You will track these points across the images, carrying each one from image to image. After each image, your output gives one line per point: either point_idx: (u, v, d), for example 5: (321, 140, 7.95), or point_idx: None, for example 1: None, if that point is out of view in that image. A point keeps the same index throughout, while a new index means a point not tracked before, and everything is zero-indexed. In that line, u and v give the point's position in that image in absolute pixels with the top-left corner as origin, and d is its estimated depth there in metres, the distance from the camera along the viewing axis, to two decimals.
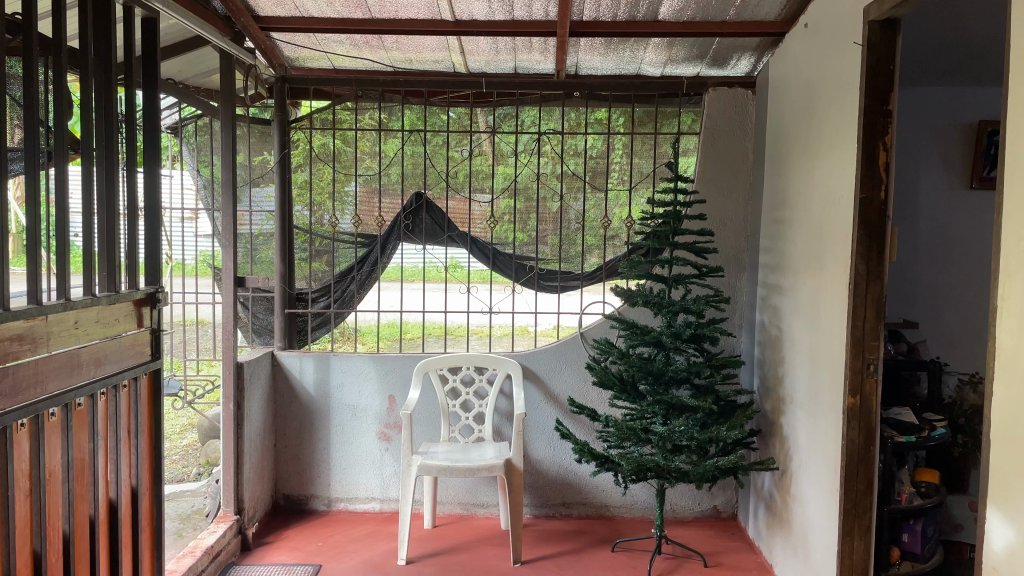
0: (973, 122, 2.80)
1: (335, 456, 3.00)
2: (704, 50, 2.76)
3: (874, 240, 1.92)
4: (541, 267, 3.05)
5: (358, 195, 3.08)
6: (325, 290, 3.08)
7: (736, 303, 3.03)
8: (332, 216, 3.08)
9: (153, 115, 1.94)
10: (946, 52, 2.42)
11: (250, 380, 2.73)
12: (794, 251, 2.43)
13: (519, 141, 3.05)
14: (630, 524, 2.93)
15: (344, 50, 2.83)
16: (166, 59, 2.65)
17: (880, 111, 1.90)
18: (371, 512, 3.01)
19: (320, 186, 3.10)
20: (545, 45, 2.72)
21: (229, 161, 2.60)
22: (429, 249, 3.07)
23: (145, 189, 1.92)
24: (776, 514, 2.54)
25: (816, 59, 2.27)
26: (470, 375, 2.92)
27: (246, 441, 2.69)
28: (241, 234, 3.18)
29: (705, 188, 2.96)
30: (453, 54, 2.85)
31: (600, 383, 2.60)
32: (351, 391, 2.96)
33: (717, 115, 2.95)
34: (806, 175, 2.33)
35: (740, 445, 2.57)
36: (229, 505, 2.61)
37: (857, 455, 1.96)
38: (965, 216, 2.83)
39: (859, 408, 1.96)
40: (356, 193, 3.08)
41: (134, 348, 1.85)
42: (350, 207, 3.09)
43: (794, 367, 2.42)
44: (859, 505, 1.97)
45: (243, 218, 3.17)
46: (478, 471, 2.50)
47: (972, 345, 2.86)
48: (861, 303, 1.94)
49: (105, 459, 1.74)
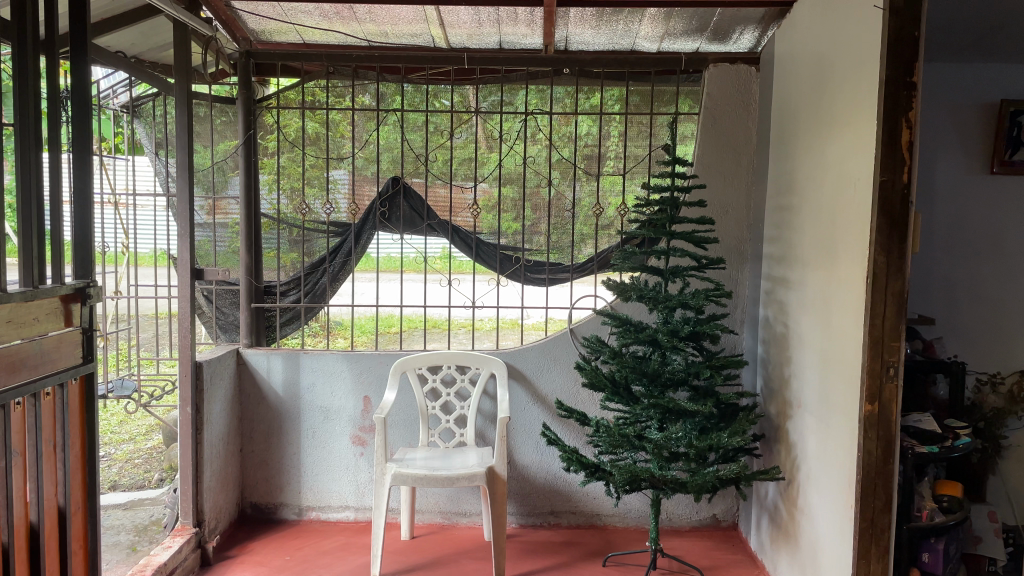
0: (995, 102, 2.59)
1: (306, 462, 2.79)
2: (705, 22, 2.51)
3: (895, 229, 1.71)
4: (529, 258, 2.84)
5: (351, 184, 2.85)
6: (295, 283, 2.88)
7: (737, 297, 2.82)
8: (321, 205, 2.85)
9: (83, 91, 1.71)
10: (971, 21, 2.21)
11: (210, 381, 2.51)
12: (802, 242, 2.22)
13: (505, 123, 2.83)
14: (623, 535, 2.73)
15: (314, 22, 2.59)
16: (113, 32, 2.41)
17: (904, 83, 1.67)
18: (345, 522, 2.80)
19: (292, 176, 2.87)
20: (532, 16, 2.48)
21: (187, 143, 2.36)
22: (408, 239, 2.85)
23: (72, 173, 1.69)
24: (781, 527, 2.34)
25: (829, 29, 2.05)
26: (451, 375, 2.70)
27: (206, 447, 2.48)
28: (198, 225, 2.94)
29: (705, 173, 2.74)
30: (432, 27, 2.60)
31: (590, 385, 2.38)
32: (323, 391, 2.75)
33: (717, 93, 2.73)
34: (818, 158, 2.11)
35: (743, 451, 2.37)
36: (187, 517, 2.41)
37: (875, 468, 1.76)
38: (984, 202, 2.62)
39: (878, 416, 1.76)
40: (344, 180, 2.85)
41: (60, 351, 1.63)
42: (344, 199, 2.85)
43: (801, 368, 2.21)
44: (877, 524, 1.77)
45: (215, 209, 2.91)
46: (457, 481, 2.28)
47: (991, 343, 2.66)
48: (881, 299, 1.73)
49: (21, 477, 1.53)
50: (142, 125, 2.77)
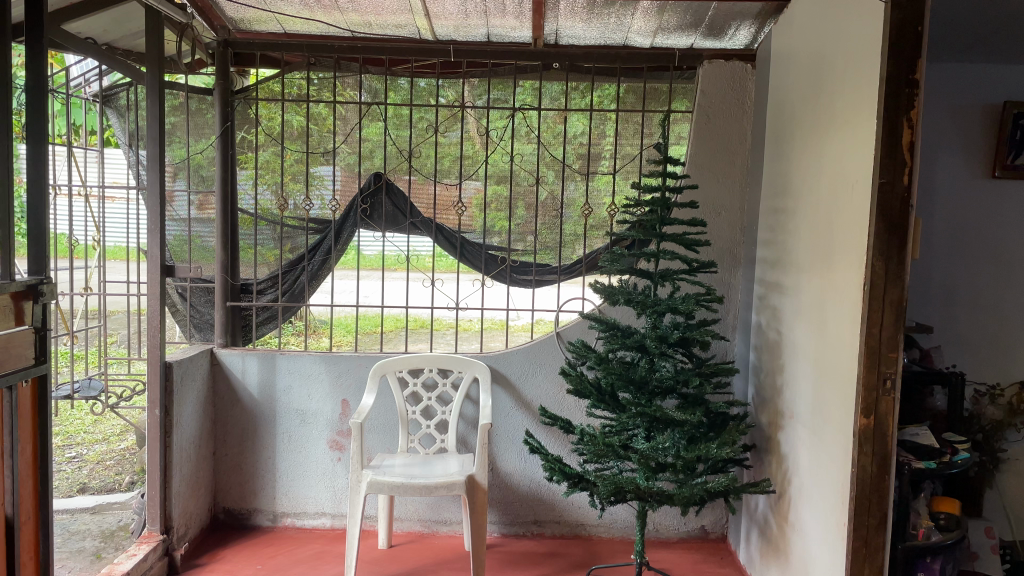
0: (998, 104, 2.51)
1: (281, 467, 2.69)
2: (700, 17, 2.41)
3: (894, 234, 1.62)
4: (514, 259, 2.75)
5: (336, 180, 2.76)
6: (272, 282, 2.79)
7: (729, 302, 2.74)
8: (303, 200, 2.77)
9: (38, 77, 1.60)
10: (977, 20, 2.12)
11: (181, 382, 2.41)
12: (797, 246, 2.13)
13: (493, 117, 2.73)
14: (608, 546, 2.64)
15: (295, 11, 2.48)
16: (84, 17, 2.31)
17: (906, 80, 1.58)
18: (321, 529, 2.71)
19: (286, 169, 2.78)
20: (519, 7, 2.38)
21: (158, 133, 2.26)
22: (389, 237, 2.76)
23: (26, 164, 1.59)
24: (771, 542, 2.25)
25: (829, 24, 1.96)
26: (433, 379, 2.61)
27: (175, 450, 2.38)
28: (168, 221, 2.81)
29: (697, 173, 2.66)
30: (417, 18, 2.50)
31: (575, 392, 2.29)
32: (299, 394, 2.66)
33: (711, 91, 2.65)
34: (815, 159, 2.02)
35: (732, 462, 2.28)
36: (154, 524, 2.31)
37: (870, 485, 1.67)
38: (985, 208, 2.54)
39: (873, 430, 1.66)
40: (330, 176, 2.76)
41: (10, 351, 1.54)
42: (329, 195, 2.77)
43: (794, 377, 2.12)
44: (870, 544, 1.68)
45: (205, 205, 2.81)
46: (435, 490, 2.19)
47: (989, 353, 2.58)
48: (878, 306, 1.64)
49: None
50: (115, 113, 2.67)
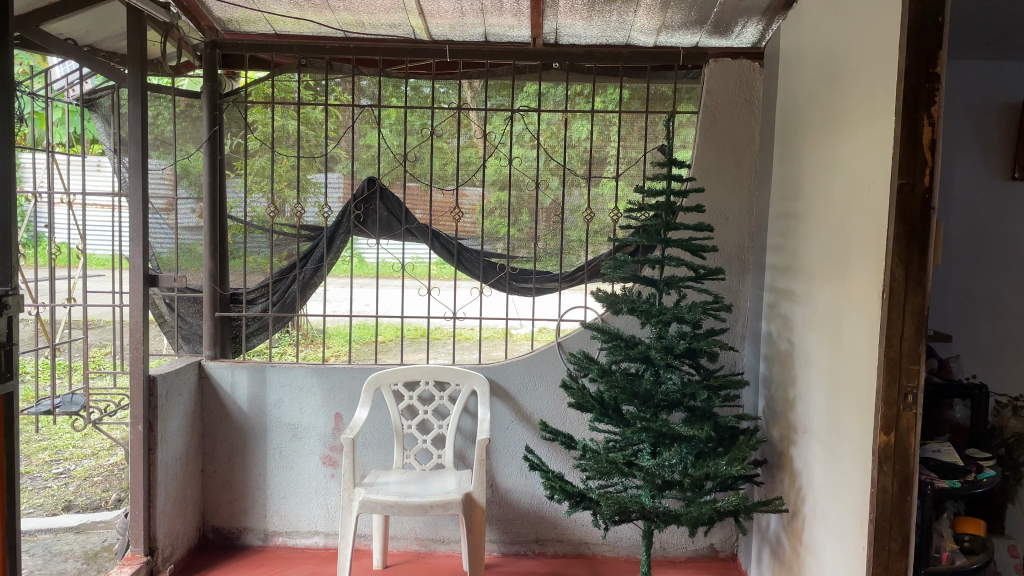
0: (1018, 103, 2.39)
1: (272, 483, 2.59)
2: (705, 13, 2.31)
3: (915, 239, 1.51)
4: (513, 267, 2.66)
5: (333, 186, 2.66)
6: (263, 290, 2.70)
7: (738, 311, 2.63)
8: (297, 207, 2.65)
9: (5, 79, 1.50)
10: (998, 14, 2.01)
11: (166, 397, 2.32)
12: (809, 252, 2.03)
13: (492, 120, 2.63)
14: (612, 565, 2.53)
15: (285, 11, 2.39)
16: (64, 18, 2.22)
17: (925, 74, 1.48)
18: (314, 548, 2.60)
19: (281, 173, 2.68)
20: (516, 5, 2.28)
21: (140, 137, 2.17)
22: (384, 245, 2.67)
23: None
24: (784, 562, 2.14)
25: (841, 17, 1.86)
26: (429, 392, 2.51)
27: (160, 467, 2.29)
28: (161, 228, 2.68)
29: (702, 176, 2.56)
30: (412, 16, 2.41)
31: (576, 406, 2.17)
32: (291, 408, 2.56)
33: (717, 91, 2.55)
34: (827, 160, 1.92)
35: (742, 479, 2.17)
36: (137, 545, 2.21)
37: (891, 506, 1.56)
38: (1005, 211, 2.43)
39: (894, 448, 1.55)
40: (337, 184, 2.66)
41: None
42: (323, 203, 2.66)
43: (807, 390, 2.01)
44: (892, 570, 1.57)
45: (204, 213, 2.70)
46: (430, 509, 2.07)
47: (1011, 362, 2.47)
48: (898, 316, 1.53)
49: None
50: (100, 120, 2.60)
